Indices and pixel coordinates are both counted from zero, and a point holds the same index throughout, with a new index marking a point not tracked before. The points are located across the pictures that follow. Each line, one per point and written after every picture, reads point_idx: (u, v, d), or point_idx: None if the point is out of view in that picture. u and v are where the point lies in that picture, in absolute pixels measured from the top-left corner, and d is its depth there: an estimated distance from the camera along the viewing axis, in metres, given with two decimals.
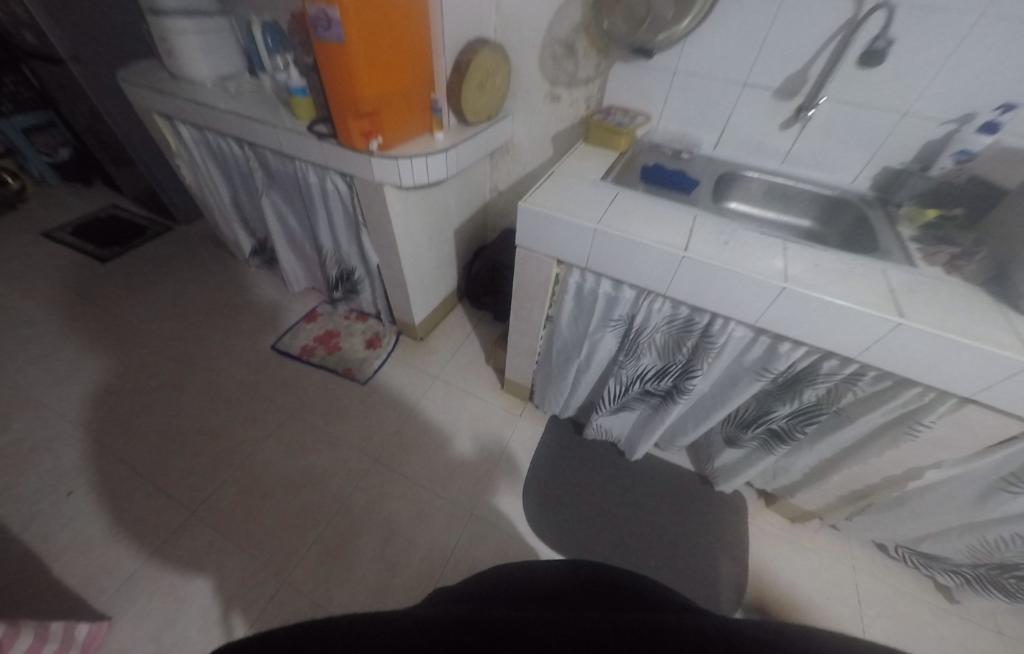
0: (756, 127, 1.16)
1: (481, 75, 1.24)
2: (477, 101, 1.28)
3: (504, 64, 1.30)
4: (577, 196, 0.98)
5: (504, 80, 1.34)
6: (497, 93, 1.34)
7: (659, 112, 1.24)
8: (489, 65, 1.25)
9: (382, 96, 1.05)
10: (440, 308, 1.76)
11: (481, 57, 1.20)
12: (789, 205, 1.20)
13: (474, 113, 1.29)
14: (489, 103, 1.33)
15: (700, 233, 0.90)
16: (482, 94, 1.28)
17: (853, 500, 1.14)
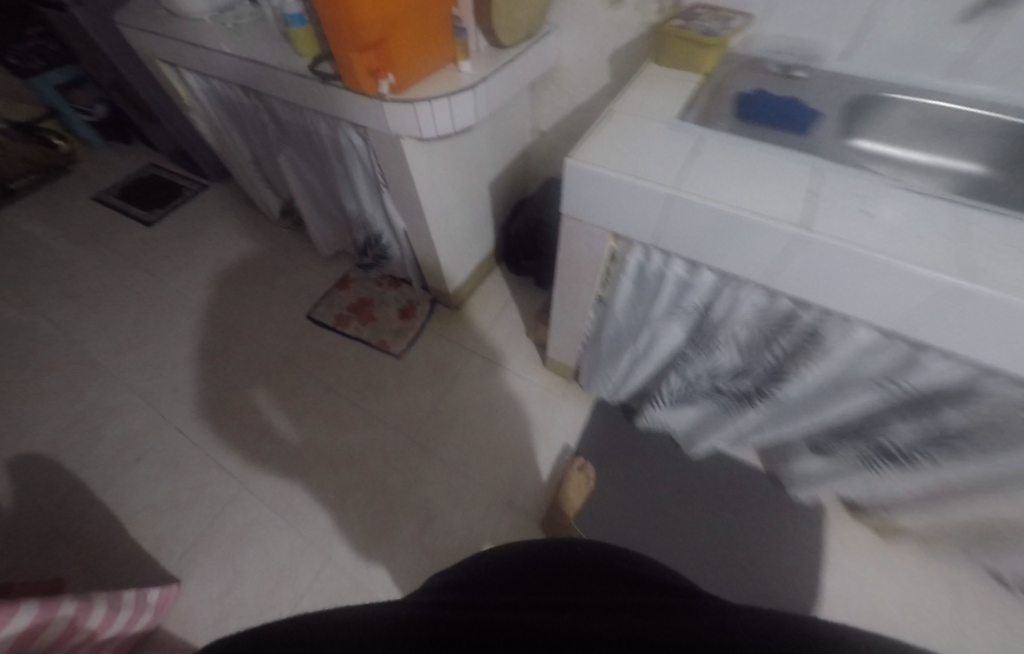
0: (919, 20, 0.79)
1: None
2: (513, 15, 0.99)
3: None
4: (643, 147, 0.73)
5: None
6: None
7: (765, 10, 0.89)
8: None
9: (391, 16, 0.80)
10: (475, 273, 1.60)
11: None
12: (947, 141, 0.85)
13: (509, 31, 1.01)
14: (529, 15, 1.03)
15: (825, 198, 0.63)
16: (519, 2, 0.98)
17: (977, 530, 0.92)
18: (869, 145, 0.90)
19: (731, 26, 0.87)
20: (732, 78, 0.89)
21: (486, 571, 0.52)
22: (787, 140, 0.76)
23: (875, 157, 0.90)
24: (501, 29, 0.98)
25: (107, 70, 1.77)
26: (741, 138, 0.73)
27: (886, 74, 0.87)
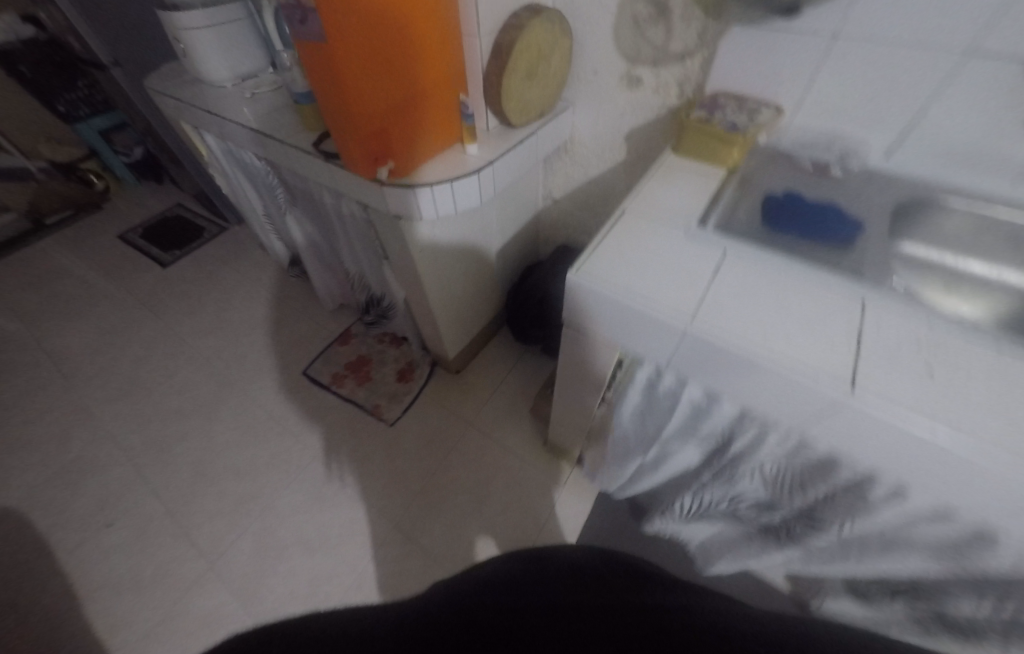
0: (976, 124, 0.70)
1: (529, 58, 0.90)
2: (522, 97, 0.95)
3: (564, 38, 0.94)
4: (656, 261, 0.65)
5: (563, 61, 0.98)
6: (552, 80, 0.99)
7: (796, 102, 0.82)
8: (540, 44, 0.90)
9: (392, 104, 0.76)
10: (479, 339, 1.52)
11: (529, 35, 0.86)
12: (1014, 253, 0.74)
13: (518, 111, 0.97)
14: (541, 95, 0.99)
15: (875, 345, 0.52)
16: (530, 84, 0.94)
17: None
18: (917, 251, 0.79)
19: (757, 119, 0.80)
20: (760, 174, 0.81)
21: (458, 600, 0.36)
22: (824, 254, 0.66)
23: (926, 264, 0.78)
24: (509, 110, 0.95)
25: (142, 122, 1.85)
26: (771, 255, 0.63)
27: (936, 175, 0.78)
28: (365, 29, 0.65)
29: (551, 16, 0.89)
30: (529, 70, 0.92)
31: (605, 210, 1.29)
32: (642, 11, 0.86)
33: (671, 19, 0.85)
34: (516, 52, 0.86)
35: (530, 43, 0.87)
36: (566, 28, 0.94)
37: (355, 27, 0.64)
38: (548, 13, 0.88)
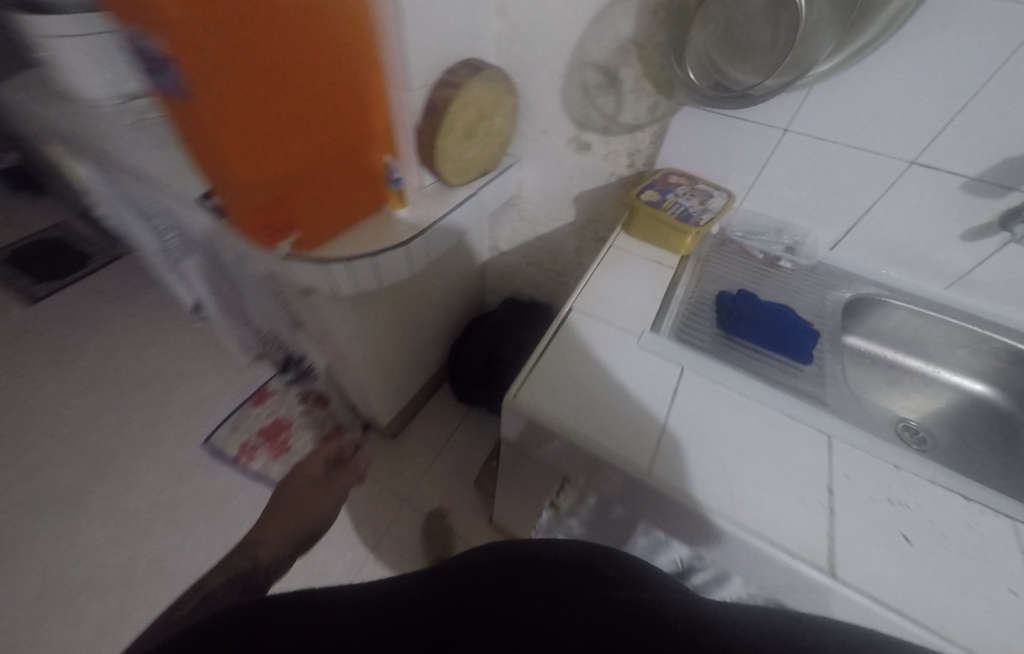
0: (914, 229, 0.70)
1: (467, 118, 0.80)
2: (461, 157, 0.85)
3: (507, 97, 0.86)
4: (608, 384, 0.55)
5: (507, 120, 0.90)
6: (494, 139, 0.90)
7: (747, 188, 0.78)
8: (479, 104, 0.81)
9: (291, 162, 0.61)
10: (417, 399, 1.34)
11: (466, 95, 0.76)
12: (950, 355, 0.74)
13: (456, 172, 0.86)
14: (481, 155, 0.90)
15: (850, 508, 0.46)
16: (470, 144, 0.85)
17: None
18: (864, 346, 0.78)
19: (712, 206, 0.74)
20: (715, 264, 0.76)
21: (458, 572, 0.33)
22: (786, 372, 0.60)
23: (873, 358, 0.78)
24: (445, 171, 0.84)
25: None
26: (730, 378, 0.56)
27: (879, 273, 0.76)
28: (247, 73, 0.50)
29: (493, 75, 0.80)
30: (468, 130, 0.82)
31: (553, 269, 1.21)
32: (592, 77, 0.81)
33: (621, 90, 0.80)
34: (451, 111, 0.75)
35: (468, 102, 0.78)
36: (510, 86, 0.86)
37: (230, 70, 0.49)
38: (490, 71, 0.79)
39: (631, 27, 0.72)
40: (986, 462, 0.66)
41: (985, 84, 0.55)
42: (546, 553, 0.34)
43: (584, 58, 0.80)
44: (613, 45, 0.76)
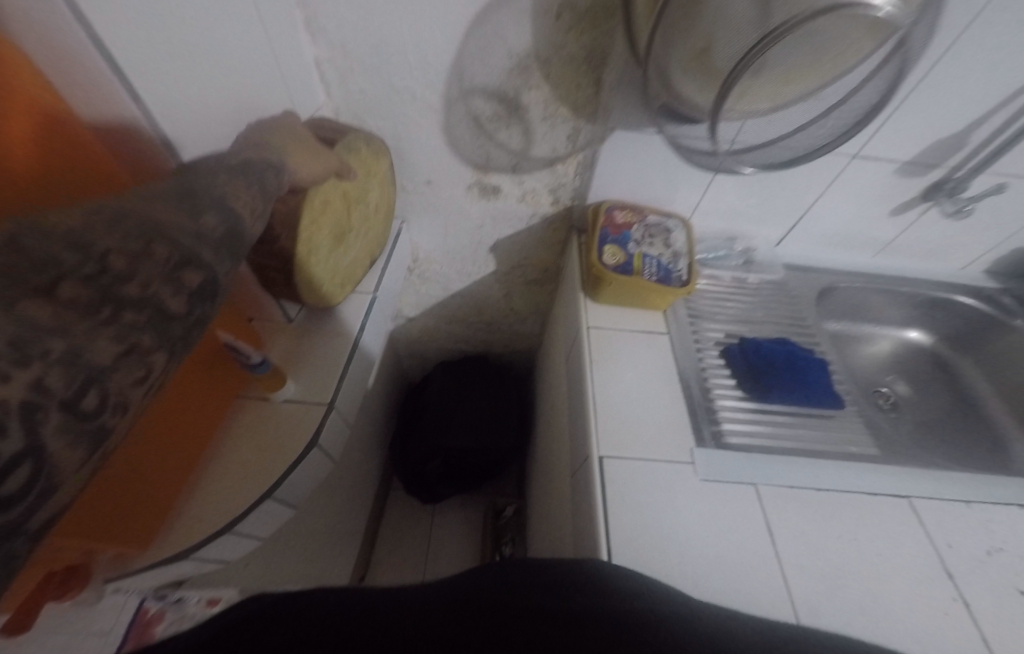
0: (851, 216, 0.69)
1: (334, 218, 0.52)
2: (337, 268, 0.56)
3: (377, 163, 0.60)
4: (702, 556, 0.43)
5: (384, 191, 0.63)
6: (374, 222, 0.63)
7: (694, 205, 0.69)
8: (347, 191, 0.53)
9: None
10: (372, 522, 1.07)
11: (325, 188, 0.48)
12: (890, 315, 0.78)
13: (335, 291, 0.58)
14: (363, 250, 0.62)
15: (976, 588, 0.43)
16: (346, 244, 0.57)
17: None
18: (837, 326, 0.77)
19: (678, 245, 0.63)
20: (695, 306, 0.66)
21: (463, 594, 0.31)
22: (826, 425, 0.55)
23: (846, 336, 0.78)
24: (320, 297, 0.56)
25: None
26: (802, 473, 0.49)
27: (822, 257, 0.76)
28: None
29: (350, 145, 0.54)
30: (339, 229, 0.54)
31: (481, 321, 1.01)
32: (484, 108, 0.59)
33: (528, 119, 0.60)
34: (309, 219, 0.46)
35: (330, 193, 0.49)
36: (376, 149, 0.60)
37: None
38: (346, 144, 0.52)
39: (525, 39, 0.52)
40: (952, 406, 0.72)
41: (928, 74, 0.51)
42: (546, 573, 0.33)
43: (467, 84, 0.57)
44: (504, 64, 0.55)
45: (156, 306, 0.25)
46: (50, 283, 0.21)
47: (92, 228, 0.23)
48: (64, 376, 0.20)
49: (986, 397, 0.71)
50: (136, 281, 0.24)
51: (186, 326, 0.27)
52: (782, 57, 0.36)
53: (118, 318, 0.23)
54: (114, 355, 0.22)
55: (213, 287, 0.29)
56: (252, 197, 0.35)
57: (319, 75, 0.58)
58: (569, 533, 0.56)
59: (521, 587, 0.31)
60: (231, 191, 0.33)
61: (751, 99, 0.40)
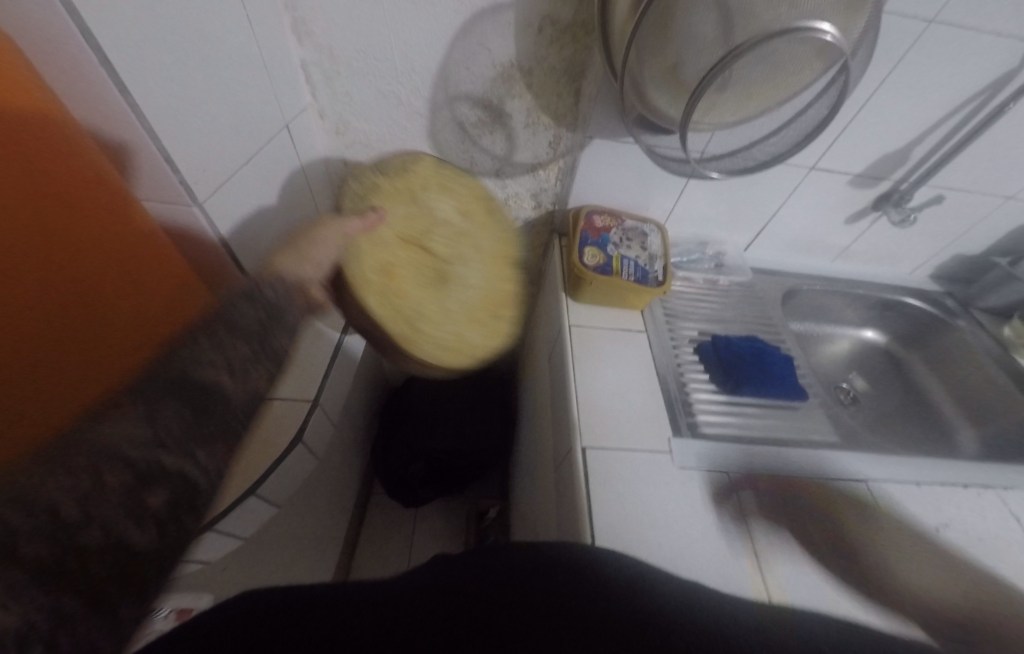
0: (811, 222, 0.75)
1: (408, 273, 0.53)
2: (473, 306, 0.55)
3: (416, 172, 0.58)
4: (680, 539, 0.45)
5: (451, 190, 0.59)
6: (476, 230, 0.59)
7: (668, 211, 0.73)
8: (404, 237, 0.54)
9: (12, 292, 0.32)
10: (352, 529, 1.06)
11: (377, 257, 0.51)
12: (848, 316, 0.84)
13: (497, 328, 0.56)
14: (495, 261, 0.60)
15: (926, 561, 0.47)
16: (453, 277, 0.55)
17: None
18: (802, 326, 0.83)
19: (654, 248, 0.67)
20: (670, 306, 0.69)
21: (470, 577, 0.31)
22: (791, 415, 0.59)
23: (810, 335, 0.83)
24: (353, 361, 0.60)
25: None
26: (770, 460, 0.52)
27: (786, 261, 0.81)
28: None
29: (361, 179, 0.55)
30: (434, 275, 0.54)
31: None
32: (468, 114, 0.61)
33: (511, 126, 0.62)
34: (388, 304, 0.50)
35: (392, 255, 0.52)
36: (402, 161, 0.58)
37: None
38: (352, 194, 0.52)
39: (509, 49, 0.55)
40: (904, 400, 0.78)
41: (874, 94, 0.57)
42: (561, 560, 0.32)
43: (452, 90, 0.59)
44: (488, 73, 0.57)
45: (120, 544, 0.26)
46: (15, 551, 0.22)
47: (46, 482, 0.25)
48: (38, 619, 0.22)
49: (934, 390, 0.77)
50: (96, 523, 0.26)
51: (156, 547, 0.28)
52: (746, 73, 0.40)
53: (81, 563, 0.24)
54: (83, 599, 0.24)
55: (186, 492, 0.30)
56: (225, 365, 0.35)
57: (306, 76, 0.59)
58: (552, 525, 0.58)
59: (540, 566, 0.32)
60: (197, 365, 0.34)
61: (719, 112, 0.44)
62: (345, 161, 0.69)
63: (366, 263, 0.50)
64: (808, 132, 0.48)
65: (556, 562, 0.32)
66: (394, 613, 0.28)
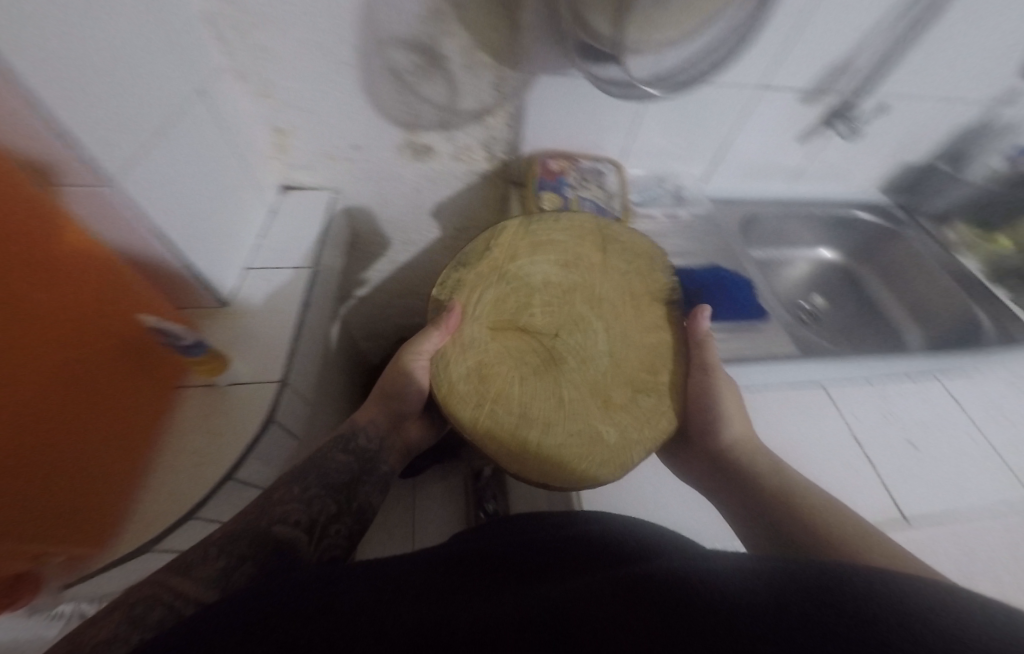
0: (765, 144, 0.74)
1: (508, 366, 0.48)
2: (602, 383, 0.49)
3: (501, 244, 0.55)
4: None
5: (541, 252, 0.55)
6: (584, 286, 0.53)
7: (623, 148, 0.71)
8: (497, 325, 0.51)
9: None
10: None
11: (468, 359, 0.49)
12: (805, 237, 0.86)
13: (650, 407, 0.48)
14: (622, 317, 0.53)
15: (879, 449, 0.51)
16: (558, 355, 0.50)
17: None
18: (762, 253, 0.84)
19: (612, 188, 0.66)
20: None
21: (487, 558, 0.35)
22: (754, 334, 0.61)
23: (770, 261, 0.85)
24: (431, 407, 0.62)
25: None
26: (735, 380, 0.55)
27: (743, 188, 0.82)
28: None
29: (445, 279, 0.53)
30: (536, 359, 0.49)
31: None
32: (402, 61, 0.57)
33: (450, 71, 0.58)
34: (483, 408, 0.47)
35: (489, 355, 0.49)
36: (483, 240, 0.56)
37: None
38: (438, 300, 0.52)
39: None
40: (859, 312, 0.82)
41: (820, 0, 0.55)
42: (567, 541, 0.36)
43: (380, 34, 0.54)
44: (417, 10, 0.52)
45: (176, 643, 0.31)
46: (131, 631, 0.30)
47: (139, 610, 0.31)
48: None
49: (885, 300, 0.82)
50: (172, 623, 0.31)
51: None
52: None
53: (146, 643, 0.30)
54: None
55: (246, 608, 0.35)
56: (302, 519, 0.43)
57: (213, 33, 0.52)
58: None
59: (554, 548, 0.35)
60: (278, 517, 0.42)
61: (658, 27, 0.43)
62: (275, 127, 0.64)
63: (454, 372, 0.48)
64: (754, 38, 0.45)
65: (562, 544, 0.35)
66: (406, 581, 0.31)
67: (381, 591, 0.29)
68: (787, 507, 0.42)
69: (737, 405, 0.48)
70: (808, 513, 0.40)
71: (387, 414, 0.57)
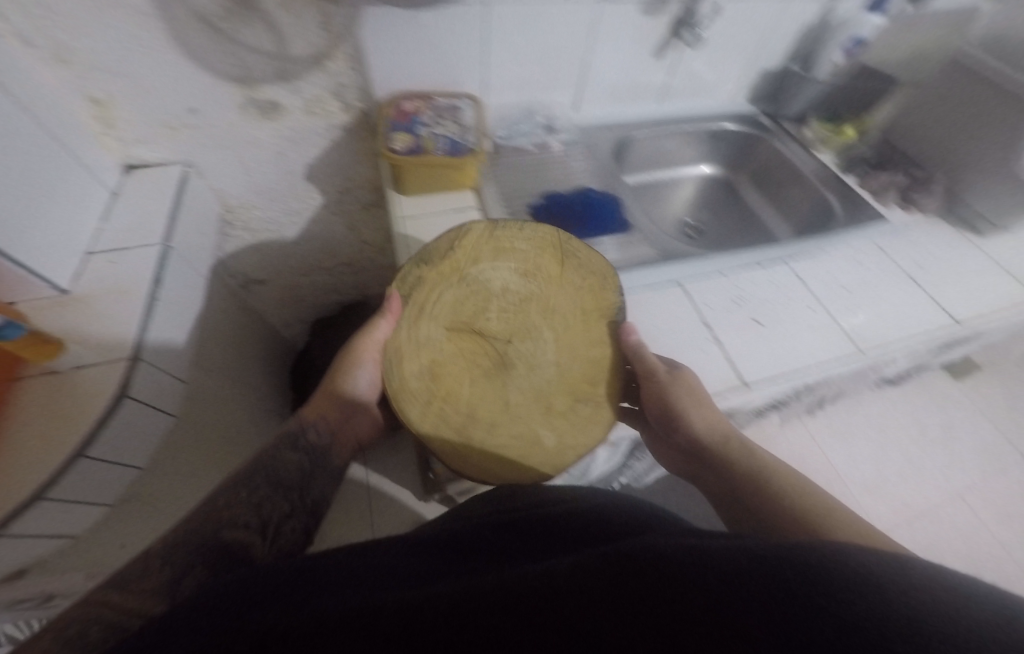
0: (623, 64, 0.75)
1: (459, 366, 0.47)
2: (546, 391, 0.47)
3: (466, 243, 0.51)
4: None
5: (507, 253, 0.51)
6: (541, 297, 0.50)
7: (481, 82, 0.70)
8: (453, 326, 0.48)
9: None
10: None
11: (422, 358, 0.47)
12: (682, 157, 0.89)
13: (586, 416, 0.47)
14: (571, 329, 0.49)
15: (724, 328, 0.55)
16: (511, 364, 0.48)
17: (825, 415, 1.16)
18: (641, 176, 0.88)
19: (468, 121, 0.65)
20: (504, 177, 0.70)
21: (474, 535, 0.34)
22: (620, 245, 0.64)
23: (652, 183, 0.89)
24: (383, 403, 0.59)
25: None
26: None
27: (614, 113, 0.83)
28: None
29: (407, 273, 0.50)
30: (489, 364, 0.47)
31: (338, 262, 0.99)
32: (208, 4, 0.53)
33: (266, 12, 0.54)
34: (432, 411, 0.45)
35: (441, 355, 0.47)
36: (448, 238, 0.52)
37: None
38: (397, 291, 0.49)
39: None
40: (738, 220, 0.87)
41: None
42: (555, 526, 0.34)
43: None
44: None
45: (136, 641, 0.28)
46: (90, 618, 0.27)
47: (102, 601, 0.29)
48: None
49: (759, 206, 0.87)
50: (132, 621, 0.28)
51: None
52: None
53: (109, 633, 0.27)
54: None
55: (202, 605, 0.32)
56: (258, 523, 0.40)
57: None
58: None
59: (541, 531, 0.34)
60: (230, 523, 0.38)
61: None
62: (93, 97, 0.59)
63: (407, 369, 0.46)
64: None
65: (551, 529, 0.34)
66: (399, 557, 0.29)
67: (374, 564, 0.28)
68: (761, 485, 0.43)
69: (697, 400, 0.48)
70: (782, 494, 0.42)
71: (339, 410, 0.53)
